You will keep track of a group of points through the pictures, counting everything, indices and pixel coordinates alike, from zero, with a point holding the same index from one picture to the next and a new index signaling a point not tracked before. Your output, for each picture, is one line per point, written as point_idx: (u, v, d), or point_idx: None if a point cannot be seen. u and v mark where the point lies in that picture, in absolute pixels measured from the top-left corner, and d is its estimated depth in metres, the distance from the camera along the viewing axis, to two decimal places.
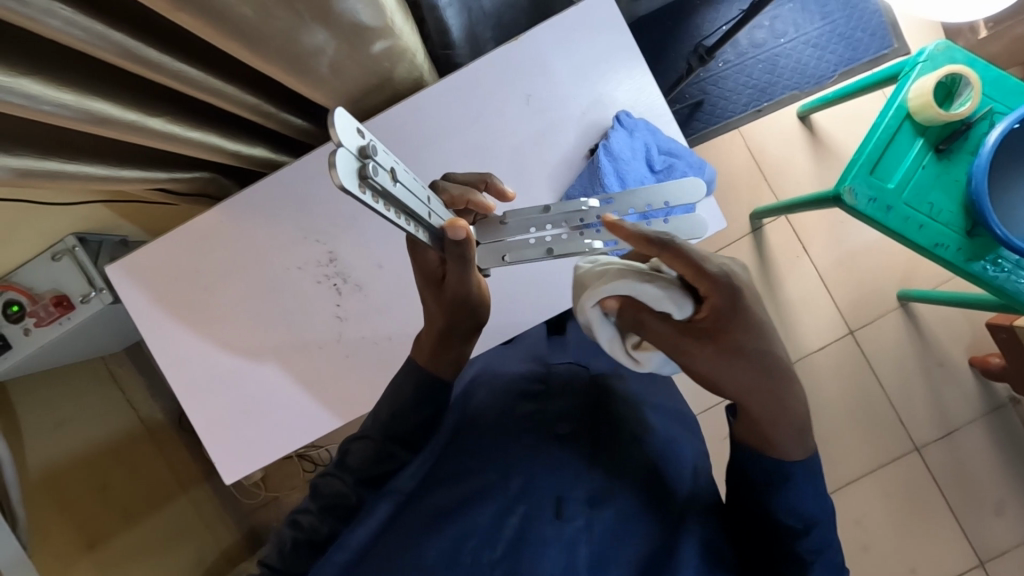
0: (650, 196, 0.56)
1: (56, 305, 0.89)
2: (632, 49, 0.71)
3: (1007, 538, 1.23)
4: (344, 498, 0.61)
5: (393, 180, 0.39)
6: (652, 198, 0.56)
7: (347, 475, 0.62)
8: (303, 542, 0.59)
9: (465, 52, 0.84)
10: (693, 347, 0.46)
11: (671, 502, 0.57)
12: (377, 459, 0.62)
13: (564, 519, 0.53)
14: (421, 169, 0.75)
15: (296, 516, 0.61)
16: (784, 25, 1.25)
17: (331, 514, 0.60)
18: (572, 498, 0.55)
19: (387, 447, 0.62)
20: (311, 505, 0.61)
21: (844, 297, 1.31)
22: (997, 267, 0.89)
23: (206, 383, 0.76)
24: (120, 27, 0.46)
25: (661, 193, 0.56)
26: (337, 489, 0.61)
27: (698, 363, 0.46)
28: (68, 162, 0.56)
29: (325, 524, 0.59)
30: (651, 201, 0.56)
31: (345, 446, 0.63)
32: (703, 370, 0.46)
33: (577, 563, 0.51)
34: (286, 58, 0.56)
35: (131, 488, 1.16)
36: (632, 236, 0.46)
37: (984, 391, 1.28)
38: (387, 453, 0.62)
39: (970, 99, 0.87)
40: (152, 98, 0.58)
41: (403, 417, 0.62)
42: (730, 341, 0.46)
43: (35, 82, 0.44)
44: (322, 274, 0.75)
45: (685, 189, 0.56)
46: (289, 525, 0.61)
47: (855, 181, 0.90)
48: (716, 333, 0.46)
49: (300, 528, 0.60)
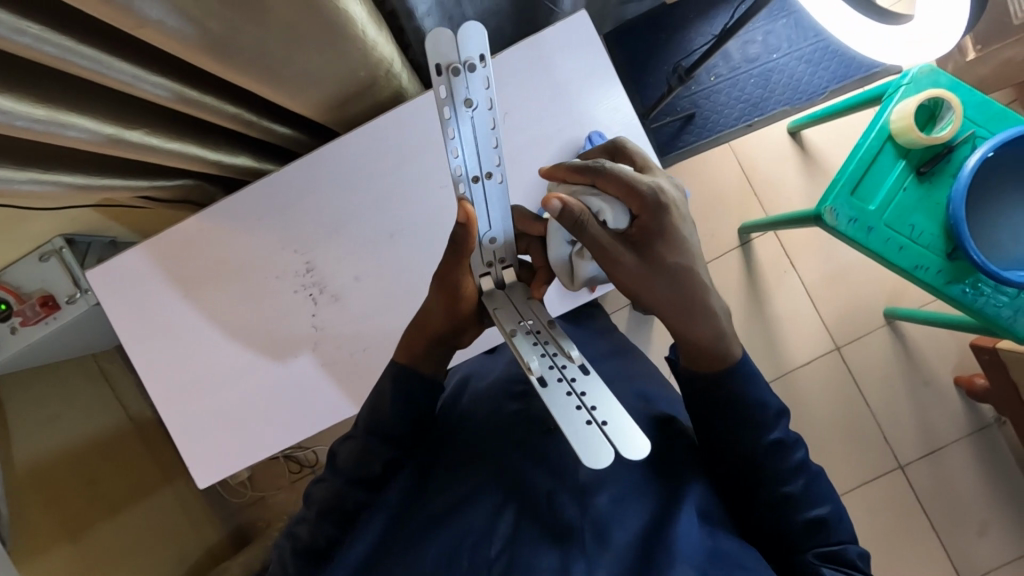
0: (605, 404, 0.43)
1: (42, 305, 0.90)
2: (609, 68, 0.72)
3: (990, 559, 1.23)
4: (340, 502, 0.58)
5: (471, 121, 0.44)
6: (600, 406, 0.42)
7: (336, 476, 0.59)
8: (302, 552, 0.58)
9: None
10: (620, 253, 0.52)
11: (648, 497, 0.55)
12: (360, 462, 0.58)
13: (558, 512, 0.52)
14: (402, 181, 0.76)
15: (294, 528, 0.61)
16: (778, 41, 1.25)
17: (328, 518, 0.58)
18: (564, 489, 0.54)
19: (369, 450, 0.59)
20: (308, 514, 0.60)
21: (831, 313, 1.31)
22: (976, 291, 0.89)
23: (183, 387, 0.77)
24: (93, 43, 0.47)
25: (617, 421, 0.42)
26: (328, 494, 0.59)
27: (614, 266, 0.52)
28: (46, 172, 0.57)
29: (321, 534, 0.58)
30: (598, 408, 0.43)
31: (332, 449, 0.61)
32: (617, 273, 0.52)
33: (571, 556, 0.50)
34: (259, 68, 0.56)
35: (117, 484, 1.18)
36: (569, 172, 0.56)
37: (970, 411, 1.28)
38: (369, 456, 0.58)
39: (952, 123, 0.87)
40: (131, 110, 0.59)
41: (385, 417, 0.59)
42: (653, 251, 0.53)
43: (9, 99, 0.45)
44: (299, 284, 0.76)
45: (632, 441, 0.40)
46: (289, 539, 0.61)
47: (836, 202, 0.90)
48: (649, 246, 0.53)
49: (298, 540, 0.59)
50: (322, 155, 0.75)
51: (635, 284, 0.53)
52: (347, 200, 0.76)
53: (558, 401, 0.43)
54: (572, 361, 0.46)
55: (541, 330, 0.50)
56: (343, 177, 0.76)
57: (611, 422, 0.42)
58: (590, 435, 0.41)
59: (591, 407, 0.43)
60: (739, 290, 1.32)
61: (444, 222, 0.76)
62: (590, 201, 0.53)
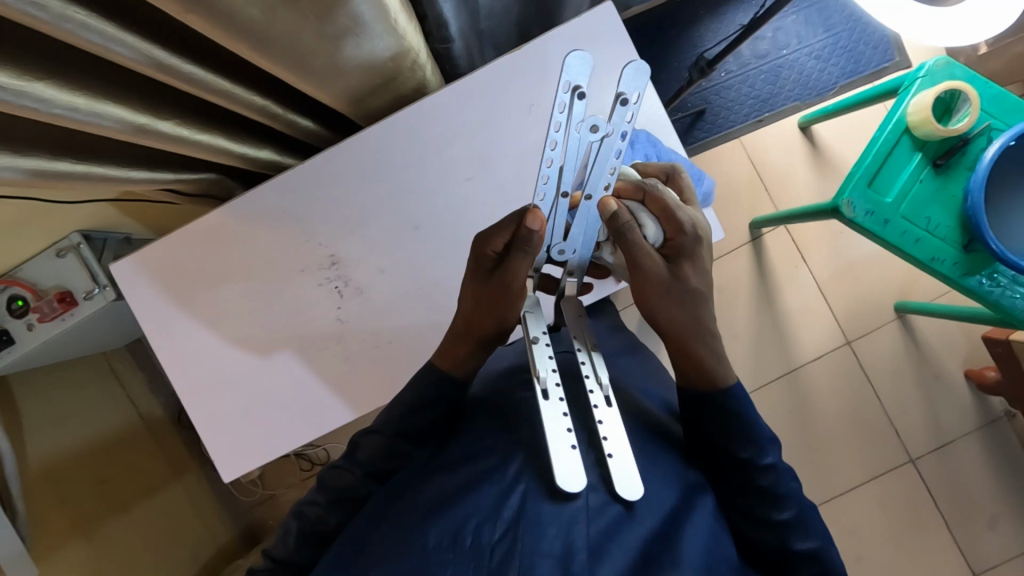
0: (616, 438, 0.52)
1: (59, 301, 0.90)
2: (635, 59, 0.73)
3: (1001, 551, 1.24)
4: (352, 489, 0.59)
5: (578, 139, 0.53)
6: (612, 441, 0.51)
7: (355, 467, 0.59)
8: (310, 534, 0.59)
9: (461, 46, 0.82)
10: (649, 263, 0.55)
11: (685, 484, 0.53)
12: (384, 455, 0.59)
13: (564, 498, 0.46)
14: (427, 174, 0.76)
15: (302, 507, 0.61)
16: (787, 37, 1.25)
17: (338, 505, 0.59)
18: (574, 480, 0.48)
19: (397, 445, 0.59)
20: (318, 498, 0.60)
21: (842, 307, 1.31)
22: (993, 282, 0.90)
23: (206, 381, 0.77)
24: (133, 30, 0.46)
25: (621, 456, 0.51)
26: (344, 479, 0.59)
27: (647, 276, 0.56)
28: (78, 163, 0.57)
29: (333, 514, 0.58)
30: (610, 440, 0.52)
31: (355, 439, 0.61)
32: (646, 285, 0.56)
33: (576, 544, 0.44)
34: (291, 58, 0.56)
35: (128, 481, 1.16)
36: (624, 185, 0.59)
37: (980, 404, 1.29)
38: (395, 451, 0.59)
39: (969, 116, 0.88)
40: (162, 102, 0.59)
41: (414, 415, 0.60)
42: (679, 270, 0.57)
43: (48, 86, 0.44)
44: (324, 277, 0.76)
45: (628, 480, 0.49)
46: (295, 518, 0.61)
47: (853, 195, 0.91)
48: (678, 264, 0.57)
49: (307, 520, 0.59)
50: (347, 149, 0.76)
51: (662, 298, 0.56)
52: (370, 194, 0.76)
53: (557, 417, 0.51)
54: (601, 396, 0.55)
55: (586, 354, 0.59)
56: (368, 171, 0.76)
57: (616, 455, 0.51)
58: (569, 459, 0.48)
59: (606, 439, 0.52)
60: (750, 285, 1.32)
61: (470, 214, 0.76)
62: (639, 216, 0.58)
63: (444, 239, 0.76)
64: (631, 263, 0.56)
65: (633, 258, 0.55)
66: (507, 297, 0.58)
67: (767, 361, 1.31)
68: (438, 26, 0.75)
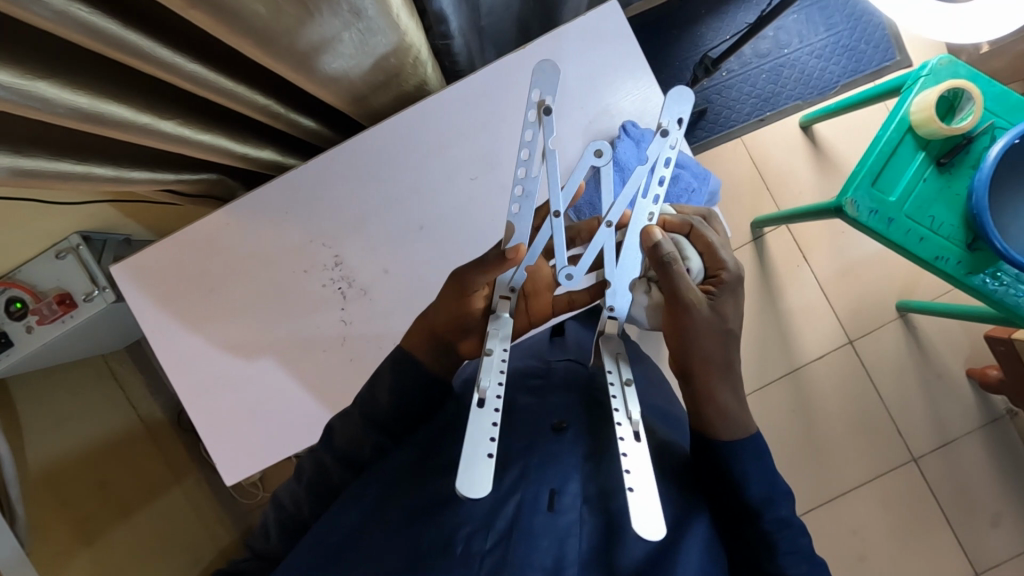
0: (640, 472, 0.43)
1: (59, 303, 0.89)
2: (641, 58, 0.73)
3: (1003, 550, 1.24)
4: (327, 478, 0.57)
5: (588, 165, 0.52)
6: (633, 473, 0.42)
7: (328, 453, 0.57)
8: (291, 527, 0.59)
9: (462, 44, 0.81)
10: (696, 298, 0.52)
11: (695, 488, 0.53)
12: (353, 444, 0.56)
13: (558, 511, 0.47)
14: (431, 174, 0.76)
15: (284, 500, 0.61)
16: (788, 36, 1.25)
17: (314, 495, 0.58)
18: (568, 491, 0.48)
19: (367, 435, 0.56)
20: (298, 484, 0.59)
21: (844, 306, 1.31)
22: (996, 280, 0.90)
23: (207, 384, 0.76)
24: (136, 27, 0.45)
25: (644, 493, 0.42)
26: (320, 469, 0.57)
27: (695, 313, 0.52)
28: (80, 163, 0.57)
29: (309, 505, 0.58)
30: (632, 473, 0.43)
31: (327, 423, 0.57)
32: (694, 324, 0.52)
33: (568, 557, 0.44)
34: (296, 56, 0.55)
35: (128, 484, 1.16)
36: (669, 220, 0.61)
37: (982, 403, 1.29)
38: (366, 441, 0.56)
39: (972, 114, 0.88)
40: (165, 100, 0.58)
41: (384, 406, 0.56)
42: (720, 305, 0.54)
43: (52, 85, 0.44)
44: (328, 277, 0.76)
45: (648, 519, 0.41)
46: (274, 508, 0.62)
47: (857, 194, 0.91)
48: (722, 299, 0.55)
49: (287, 513, 0.60)
50: (351, 149, 0.75)
51: (708, 338, 0.52)
52: (374, 194, 0.76)
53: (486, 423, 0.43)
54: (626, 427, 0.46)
55: (616, 384, 0.49)
56: (372, 171, 0.75)
57: (631, 484, 0.42)
58: (477, 461, 0.41)
59: (627, 471, 0.43)
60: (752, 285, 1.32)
61: (475, 213, 0.75)
62: (682, 247, 0.59)
63: (449, 239, 0.75)
64: (676, 300, 0.52)
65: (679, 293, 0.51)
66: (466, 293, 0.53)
67: (769, 360, 1.31)
68: (439, 23, 0.74)
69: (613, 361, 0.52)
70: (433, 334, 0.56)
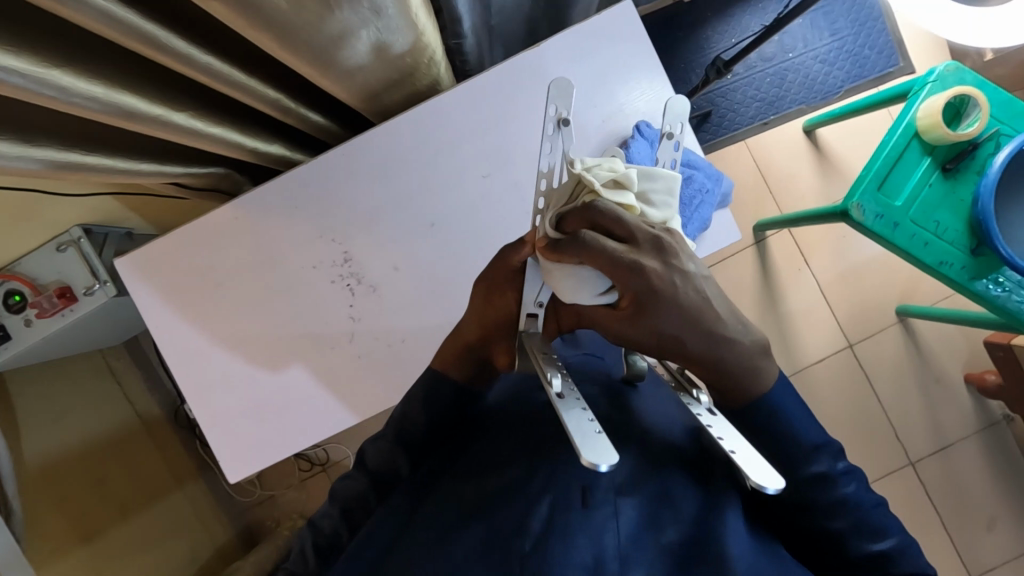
0: (732, 438, 0.45)
1: (59, 296, 0.88)
2: (653, 59, 0.73)
3: (998, 554, 1.25)
4: (360, 498, 0.57)
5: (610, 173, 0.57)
6: (728, 437, 0.45)
7: (362, 475, 0.58)
8: (325, 548, 0.56)
9: (474, 42, 0.80)
10: (648, 261, 0.43)
11: None
12: (389, 464, 0.57)
13: (592, 507, 0.44)
14: (441, 171, 0.75)
15: (315, 520, 0.58)
16: (793, 40, 1.26)
17: (350, 516, 0.57)
18: (599, 487, 0.46)
19: (399, 453, 0.57)
20: (332, 509, 0.58)
21: (845, 310, 1.32)
22: (999, 286, 0.91)
23: (213, 379, 0.75)
24: (154, 18, 0.44)
25: (744, 452, 0.44)
26: (354, 488, 0.58)
27: (641, 283, 0.43)
28: (90, 154, 0.56)
29: (345, 525, 0.57)
30: (726, 439, 0.45)
31: (359, 446, 0.59)
32: (660, 295, 0.43)
33: (607, 550, 0.41)
34: (313, 51, 0.54)
35: (126, 482, 1.14)
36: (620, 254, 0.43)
37: (980, 408, 1.30)
38: (398, 460, 0.57)
39: (979, 121, 0.88)
40: (177, 92, 0.57)
41: (415, 424, 0.58)
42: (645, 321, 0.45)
43: (66, 74, 0.43)
44: (337, 274, 0.75)
45: (765, 471, 0.42)
46: (311, 529, 0.58)
47: (863, 198, 0.91)
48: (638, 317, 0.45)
49: (320, 533, 0.57)
50: (362, 143, 0.75)
51: (681, 307, 0.44)
52: (384, 189, 0.75)
53: (572, 412, 0.46)
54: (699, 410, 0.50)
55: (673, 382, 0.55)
56: (382, 167, 0.75)
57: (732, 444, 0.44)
58: (584, 437, 0.42)
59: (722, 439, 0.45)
60: (754, 288, 1.32)
61: (485, 211, 0.75)
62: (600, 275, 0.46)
63: (460, 237, 0.75)
64: (621, 272, 0.43)
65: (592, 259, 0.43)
66: (495, 298, 0.58)
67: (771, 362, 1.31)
68: (453, 21, 0.73)
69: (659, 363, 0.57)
70: (466, 349, 0.59)
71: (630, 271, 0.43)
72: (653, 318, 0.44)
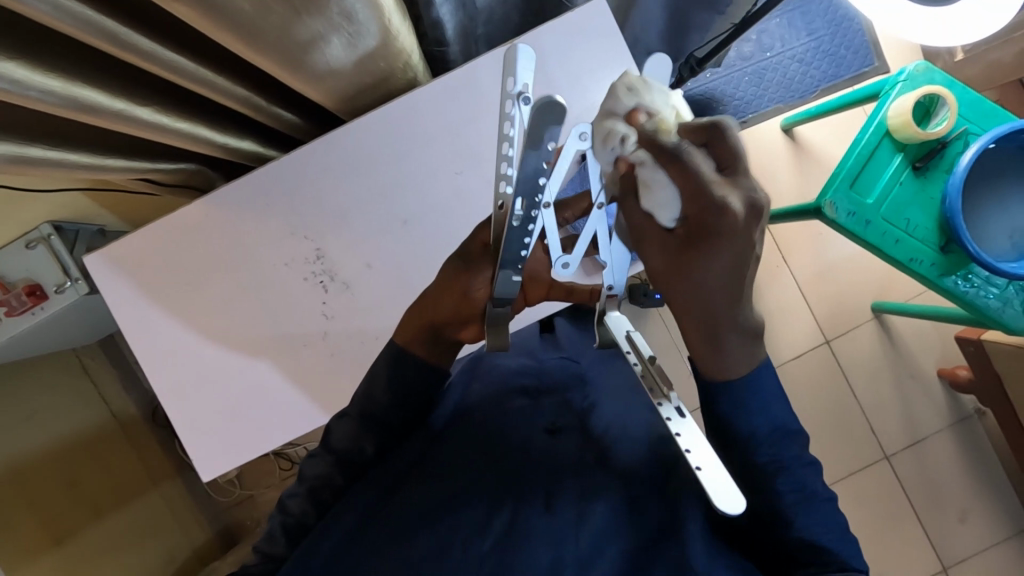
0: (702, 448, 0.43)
1: (28, 295, 0.86)
2: (625, 56, 0.73)
3: (969, 545, 1.27)
4: (325, 480, 0.57)
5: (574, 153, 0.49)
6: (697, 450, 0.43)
7: (327, 455, 0.57)
8: (293, 527, 0.56)
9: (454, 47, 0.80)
10: (731, 197, 0.42)
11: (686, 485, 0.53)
12: (354, 445, 0.56)
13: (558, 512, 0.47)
14: (412, 168, 0.75)
15: (284, 500, 0.58)
16: (771, 40, 1.26)
17: (316, 498, 0.57)
18: (565, 490, 0.48)
19: (365, 435, 0.56)
20: (298, 489, 0.57)
21: (821, 307, 1.34)
22: (967, 282, 0.92)
23: (185, 377, 0.75)
24: (115, 16, 0.44)
25: (712, 469, 0.42)
26: (322, 470, 0.57)
27: (721, 218, 0.43)
28: (52, 148, 0.55)
29: (314, 509, 0.57)
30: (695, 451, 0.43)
31: (325, 425, 0.57)
32: (721, 230, 0.43)
33: None
34: (283, 54, 0.53)
35: (101, 482, 1.13)
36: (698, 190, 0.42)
37: (952, 402, 1.32)
38: (363, 441, 0.56)
39: (947, 120, 0.90)
40: (138, 85, 0.56)
41: (379, 404, 0.56)
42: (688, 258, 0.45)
43: (22, 67, 0.42)
44: (309, 271, 0.75)
45: (726, 491, 0.41)
46: (278, 510, 0.58)
47: (836, 195, 0.92)
48: (685, 245, 0.45)
49: (289, 514, 0.57)
50: (331, 142, 0.74)
51: (721, 270, 0.45)
52: (355, 188, 0.75)
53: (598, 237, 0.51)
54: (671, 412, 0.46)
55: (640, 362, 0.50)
56: (352, 165, 0.75)
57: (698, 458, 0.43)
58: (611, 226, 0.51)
59: (687, 445, 0.44)
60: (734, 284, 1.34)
61: (458, 209, 0.75)
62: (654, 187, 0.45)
63: (435, 236, 0.75)
64: (701, 196, 0.42)
65: (679, 165, 0.42)
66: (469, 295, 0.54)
67: None
68: (434, 28, 0.73)
69: (628, 339, 0.51)
70: (431, 328, 0.57)
71: (714, 221, 0.43)
72: (700, 253, 0.44)
